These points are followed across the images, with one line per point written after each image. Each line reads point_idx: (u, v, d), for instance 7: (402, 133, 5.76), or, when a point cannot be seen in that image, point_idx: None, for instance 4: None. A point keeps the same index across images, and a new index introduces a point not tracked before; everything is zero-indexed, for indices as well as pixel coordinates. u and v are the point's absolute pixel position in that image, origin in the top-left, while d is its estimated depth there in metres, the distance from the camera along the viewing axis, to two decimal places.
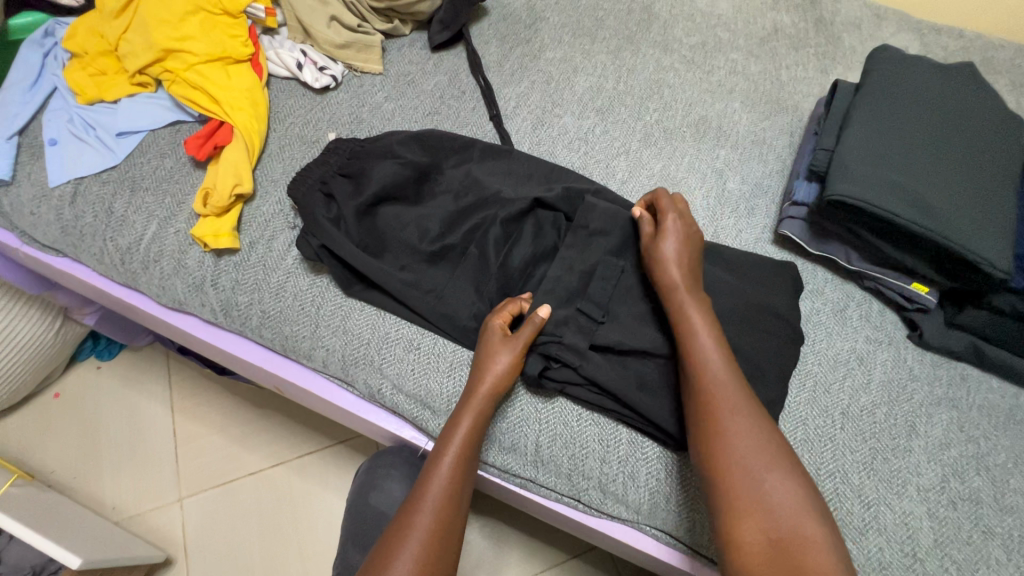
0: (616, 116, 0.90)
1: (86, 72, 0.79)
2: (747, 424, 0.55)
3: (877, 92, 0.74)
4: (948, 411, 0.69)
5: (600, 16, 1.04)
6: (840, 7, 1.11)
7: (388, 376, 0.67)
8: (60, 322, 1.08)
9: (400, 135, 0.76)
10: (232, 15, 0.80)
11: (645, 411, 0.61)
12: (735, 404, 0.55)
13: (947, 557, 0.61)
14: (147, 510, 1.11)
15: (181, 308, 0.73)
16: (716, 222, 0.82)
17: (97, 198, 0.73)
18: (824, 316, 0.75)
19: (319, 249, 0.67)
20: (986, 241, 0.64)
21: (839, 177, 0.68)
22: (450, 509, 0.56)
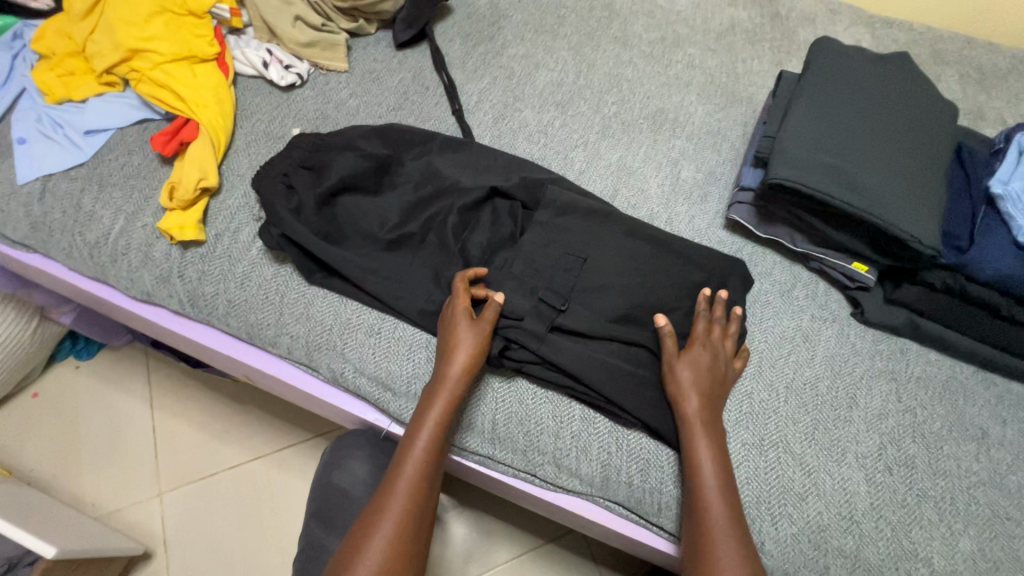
0: (575, 110, 0.93)
1: (55, 72, 0.81)
2: (719, 457, 0.61)
3: (816, 81, 0.78)
4: (888, 383, 0.73)
5: (562, 14, 1.07)
6: (795, 3, 1.15)
7: (350, 360, 0.70)
8: (36, 322, 1.09)
9: (362, 129, 0.79)
10: (198, 16, 0.83)
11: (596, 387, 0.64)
12: (713, 437, 0.61)
13: (883, 519, 0.64)
14: (127, 505, 1.12)
15: (149, 300, 0.75)
16: (670, 209, 0.85)
17: (65, 194, 0.75)
18: (771, 296, 0.78)
19: (281, 238, 0.69)
20: (913, 219, 0.68)
21: (779, 162, 0.72)
22: (421, 495, 0.58)
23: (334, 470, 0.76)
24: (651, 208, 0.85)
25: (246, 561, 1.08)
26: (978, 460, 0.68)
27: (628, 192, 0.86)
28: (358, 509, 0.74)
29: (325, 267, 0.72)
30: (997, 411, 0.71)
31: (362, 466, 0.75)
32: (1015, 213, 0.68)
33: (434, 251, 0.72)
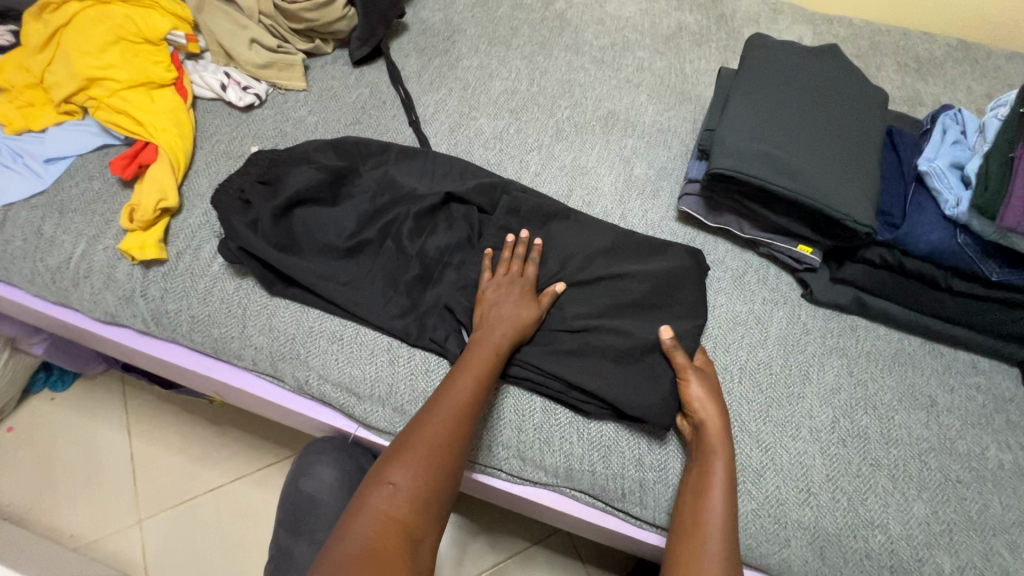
0: (529, 115, 0.97)
1: (13, 104, 0.82)
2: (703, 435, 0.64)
3: (751, 75, 0.82)
4: (839, 358, 0.75)
5: (514, 26, 1.11)
6: (739, 5, 1.20)
7: (313, 368, 0.71)
8: (7, 354, 1.09)
9: (316, 143, 0.81)
10: (153, 43, 0.85)
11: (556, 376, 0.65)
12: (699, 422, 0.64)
13: (839, 489, 0.66)
14: (107, 534, 1.11)
15: (114, 320, 0.76)
16: (624, 205, 0.88)
17: (26, 222, 0.76)
18: (724, 282, 0.81)
19: (238, 251, 0.71)
20: (848, 199, 0.71)
21: (719, 152, 0.75)
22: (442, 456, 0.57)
23: (305, 478, 0.76)
24: (605, 205, 0.87)
25: None
26: (927, 428, 0.70)
27: (582, 191, 0.88)
28: (330, 514, 0.75)
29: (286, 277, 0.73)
30: (944, 378, 0.74)
31: (332, 472, 0.76)
32: (942, 188, 0.71)
33: (393, 257, 0.74)
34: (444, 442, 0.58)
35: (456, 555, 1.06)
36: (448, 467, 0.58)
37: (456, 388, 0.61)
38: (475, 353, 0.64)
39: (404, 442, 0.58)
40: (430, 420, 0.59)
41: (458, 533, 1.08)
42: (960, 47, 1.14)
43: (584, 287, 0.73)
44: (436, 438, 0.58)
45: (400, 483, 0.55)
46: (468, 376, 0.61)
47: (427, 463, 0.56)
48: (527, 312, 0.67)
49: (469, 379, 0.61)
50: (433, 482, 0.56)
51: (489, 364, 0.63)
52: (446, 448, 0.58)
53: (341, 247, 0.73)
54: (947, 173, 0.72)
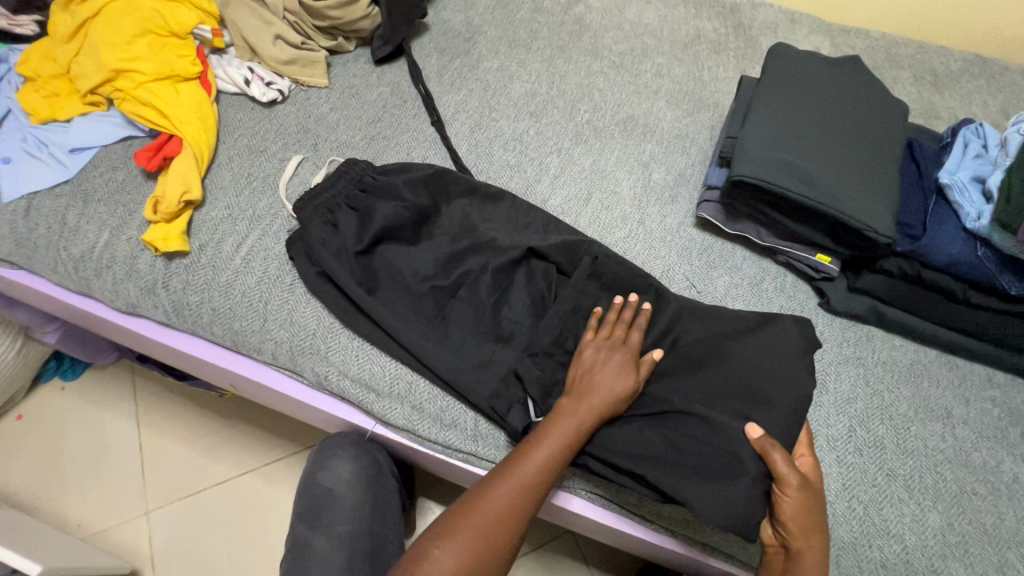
0: (549, 118, 0.97)
1: (39, 93, 0.83)
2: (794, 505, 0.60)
3: (774, 84, 0.82)
4: (855, 368, 0.75)
5: (534, 29, 1.11)
6: (757, 14, 1.21)
7: (334, 363, 0.71)
8: (20, 342, 1.09)
9: (413, 177, 0.80)
10: (180, 36, 0.86)
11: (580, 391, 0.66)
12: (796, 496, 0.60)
13: (854, 498, 0.66)
14: (114, 525, 1.11)
15: (134, 311, 0.76)
16: (643, 210, 0.88)
17: (50, 210, 0.77)
18: (742, 289, 0.81)
19: (318, 275, 0.74)
20: (870, 210, 0.72)
21: (741, 160, 0.75)
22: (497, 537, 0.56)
23: (322, 472, 0.77)
24: (624, 209, 0.88)
25: None
26: (943, 439, 0.71)
27: (601, 195, 0.89)
28: (346, 508, 0.76)
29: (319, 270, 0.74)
30: (960, 391, 0.74)
31: (349, 467, 0.76)
32: (962, 201, 0.72)
33: (415, 255, 0.75)
34: (502, 520, 0.56)
35: None
36: (509, 537, 0.57)
37: (533, 455, 0.59)
38: (558, 417, 0.61)
39: (472, 503, 0.58)
40: (502, 489, 0.58)
41: None
42: (977, 62, 1.15)
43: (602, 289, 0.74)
44: (504, 508, 0.57)
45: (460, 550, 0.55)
46: (546, 443, 0.60)
47: (493, 532, 0.56)
48: (625, 383, 0.63)
49: (544, 449, 0.59)
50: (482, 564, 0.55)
51: (569, 440, 0.60)
52: (512, 520, 0.57)
53: (363, 244, 0.74)
54: (968, 186, 0.72)
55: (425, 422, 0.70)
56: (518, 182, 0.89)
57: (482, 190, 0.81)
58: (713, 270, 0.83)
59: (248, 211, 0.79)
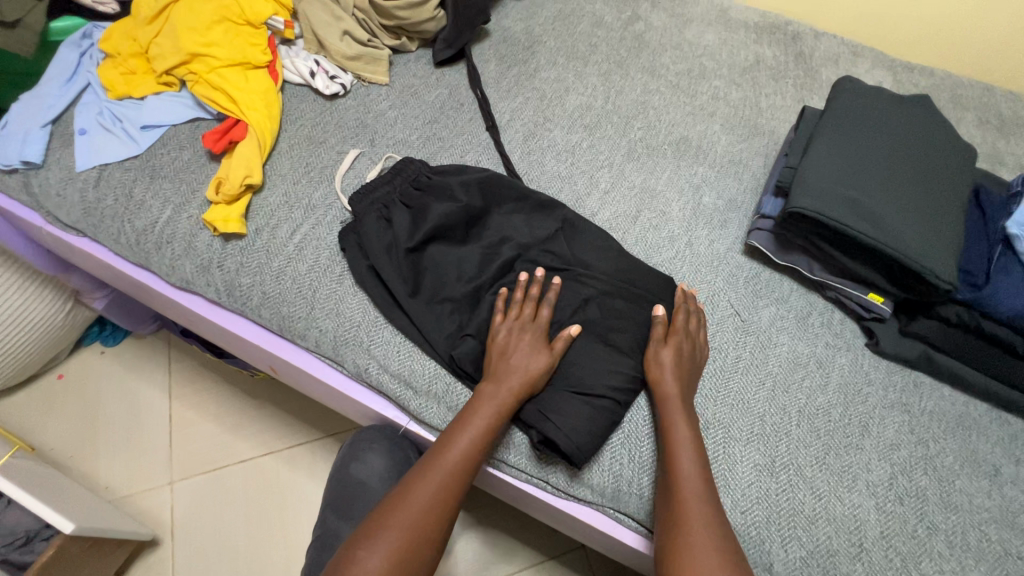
0: (602, 133, 0.97)
1: (118, 70, 0.87)
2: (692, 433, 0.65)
3: (839, 117, 0.81)
4: (900, 414, 0.73)
5: (593, 42, 1.12)
6: (819, 44, 1.19)
7: (375, 357, 0.72)
8: (70, 305, 1.13)
9: (466, 179, 0.81)
10: (254, 26, 0.89)
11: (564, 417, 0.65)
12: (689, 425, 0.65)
13: (892, 548, 0.64)
14: (139, 491, 1.14)
15: (187, 287, 0.79)
16: (691, 232, 0.87)
17: (118, 183, 0.80)
18: (788, 321, 0.80)
19: (368, 268, 0.74)
20: (930, 253, 0.70)
21: (799, 191, 0.74)
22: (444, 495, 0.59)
23: (355, 464, 0.79)
24: (672, 230, 0.87)
25: (249, 558, 1.09)
26: (990, 497, 0.68)
27: (650, 214, 0.88)
28: (375, 499, 0.78)
29: (367, 264, 0.75)
30: (1010, 450, 0.72)
31: (379, 460, 0.78)
32: None
33: (464, 256, 0.76)
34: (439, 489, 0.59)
35: (473, 559, 1.07)
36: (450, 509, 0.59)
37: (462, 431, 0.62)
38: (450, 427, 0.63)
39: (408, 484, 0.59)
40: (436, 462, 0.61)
41: (477, 538, 1.09)
42: None
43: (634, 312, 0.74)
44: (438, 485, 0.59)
45: (400, 540, 0.55)
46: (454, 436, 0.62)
47: (425, 513, 0.57)
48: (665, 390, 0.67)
49: (470, 428, 0.62)
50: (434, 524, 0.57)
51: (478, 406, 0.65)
52: (445, 497, 0.58)
53: (413, 240, 0.75)
54: None
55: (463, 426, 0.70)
56: (567, 194, 0.89)
57: (533, 197, 0.81)
58: (759, 300, 0.81)
59: (304, 200, 0.81)
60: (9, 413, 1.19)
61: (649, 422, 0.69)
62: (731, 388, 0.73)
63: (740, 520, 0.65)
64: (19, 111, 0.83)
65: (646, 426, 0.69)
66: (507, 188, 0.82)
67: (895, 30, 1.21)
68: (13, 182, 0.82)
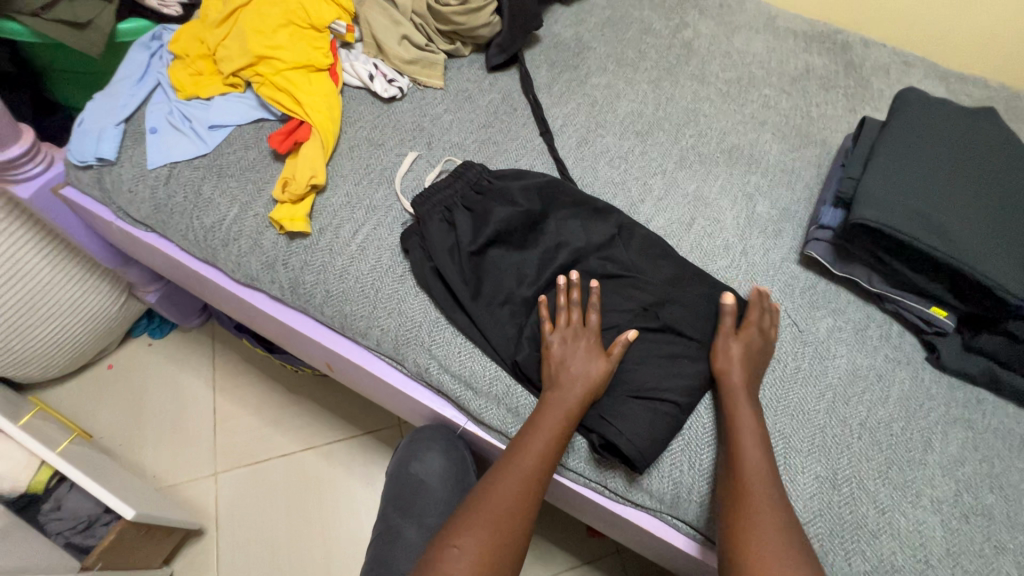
0: (654, 139, 0.97)
1: (186, 72, 0.89)
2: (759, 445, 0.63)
3: (902, 129, 0.81)
4: (964, 430, 0.72)
5: (643, 49, 1.12)
6: (869, 53, 1.18)
7: (436, 356, 0.73)
8: (123, 297, 1.17)
9: (525, 183, 0.82)
10: (318, 29, 0.91)
11: (629, 424, 0.65)
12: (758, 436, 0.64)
13: (959, 566, 0.63)
14: (184, 481, 1.17)
15: (251, 283, 0.81)
16: (746, 241, 0.87)
17: (188, 181, 0.83)
18: (845, 332, 0.79)
19: (431, 270, 0.76)
20: (1001, 269, 0.69)
21: (864, 203, 0.74)
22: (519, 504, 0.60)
23: (415, 463, 0.80)
24: (726, 238, 0.87)
25: (291, 551, 1.10)
26: None
27: (704, 222, 0.88)
28: (429, 497, 0.79)
29: (429, 264, 0.76)
30: None
31: (434, 459, 0.79)
32: None
33: (524, 260, 0.76)
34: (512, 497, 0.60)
35: None
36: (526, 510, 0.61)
37: (533, 436, 0.64)
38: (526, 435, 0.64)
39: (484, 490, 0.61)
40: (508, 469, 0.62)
41: None
42: None
43: (691, 319, 0.74)
44: (510, 490, 0.61)
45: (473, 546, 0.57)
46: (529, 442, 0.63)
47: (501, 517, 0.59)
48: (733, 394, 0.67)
49: (540, 436, 0.64)
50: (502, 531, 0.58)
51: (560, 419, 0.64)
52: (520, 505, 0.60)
53: (475, 243, 0.76)
54: None
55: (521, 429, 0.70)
56: (621, 200, 0.90)
57: (591, 202, 0.82)
58: (816, 310, 0.81)
59: (365, 201, 0.82)
60: (61, 401, 1.23)
61: (711, 430, 0.69)
62: (791, 398, 0.73)
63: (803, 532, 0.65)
64: (93, 110, 0.86)
65: (707, 433, 0.69)
66: (565, 194, 0.82)
67: (949, 40, 1.19)
68: (87, 178, 0.85)
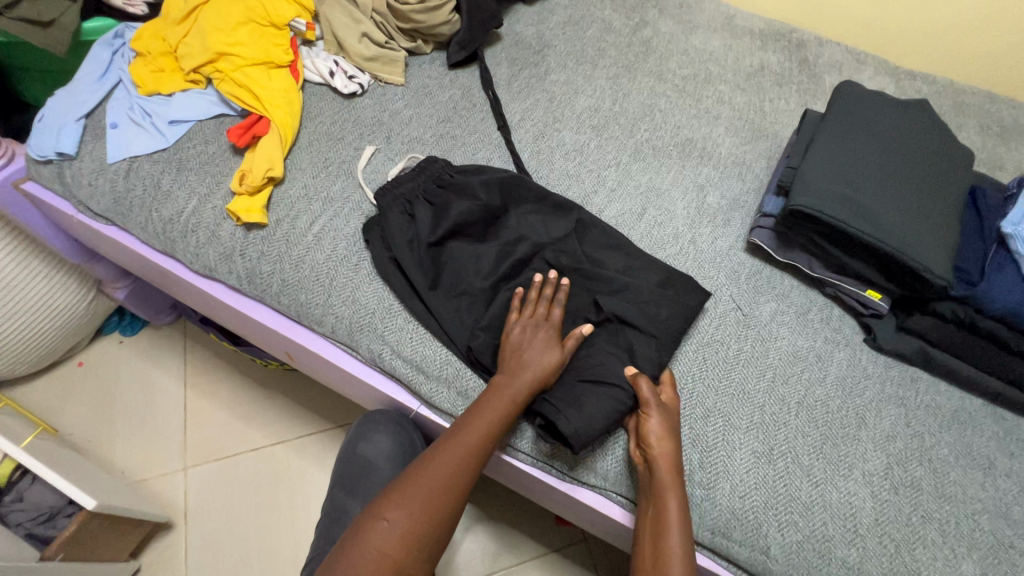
0: (610, 133, 1.00)
1: (148, 68, 0.91)
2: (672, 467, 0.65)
3: (839, 120, 0.84)
4: (897, 407, 0.75)
5: (602, 47, 1.15)
6: (823, 51, 1.22)
7: (388, 342, 0.75)
8: (92, 294, 1.18)
9: (487, 178, 0.84)
10: (278, 27, 0.93)
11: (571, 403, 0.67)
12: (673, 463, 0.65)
13: (887, 535, 0.66)
14: (154, 476, 1.17)
15: (210, 274, 0.82)
16: (695, 230, 0.90)
17: (147, 174, 0.84)
18: (788, 316, 0.82)
19: (390, 261, 0.78)
20: (928, 251, 0.72)
21: (800, 190, 0.77)
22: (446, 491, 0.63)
23: (363, 444, 0.82)
24: (676, 228, 0.90)
25: (260, 544, 1.11)
26: (983, 488, 0.70)
27: (655, 212, 0.91)
28: (385, 481, 0.81)
29: (389, 254, 0.78)
30: (1004, 443, 0.73)
31: (383, 441, 0.81)
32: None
33: (481, 252, 0.79)
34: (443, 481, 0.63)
35: (477, 549, 1.10)
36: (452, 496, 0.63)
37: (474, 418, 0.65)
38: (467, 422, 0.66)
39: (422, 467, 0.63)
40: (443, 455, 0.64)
41: (481, 528, 1.12)
42: None
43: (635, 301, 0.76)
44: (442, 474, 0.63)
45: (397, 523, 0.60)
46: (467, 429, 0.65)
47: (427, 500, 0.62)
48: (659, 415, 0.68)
49: (482, 419, 0.65)
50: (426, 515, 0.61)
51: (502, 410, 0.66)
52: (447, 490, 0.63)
53: (435, 235, 0.79)
54: None
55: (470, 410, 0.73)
56: (575, 191, 0.92)
57: (552, 198, 0.84)
58: (760, 295, 0.84)
59: (323, 193, 0.84)
60: (30, 399, 1.23)
61: None
62: (732, 378, 0.76)
63: (740, 505, 0.67)
64: (54, 106, 0.87)
65: None
66: (522, 188, 0.85)
67: (899, 38, 1.24)
68: (47, 172, 0.86)
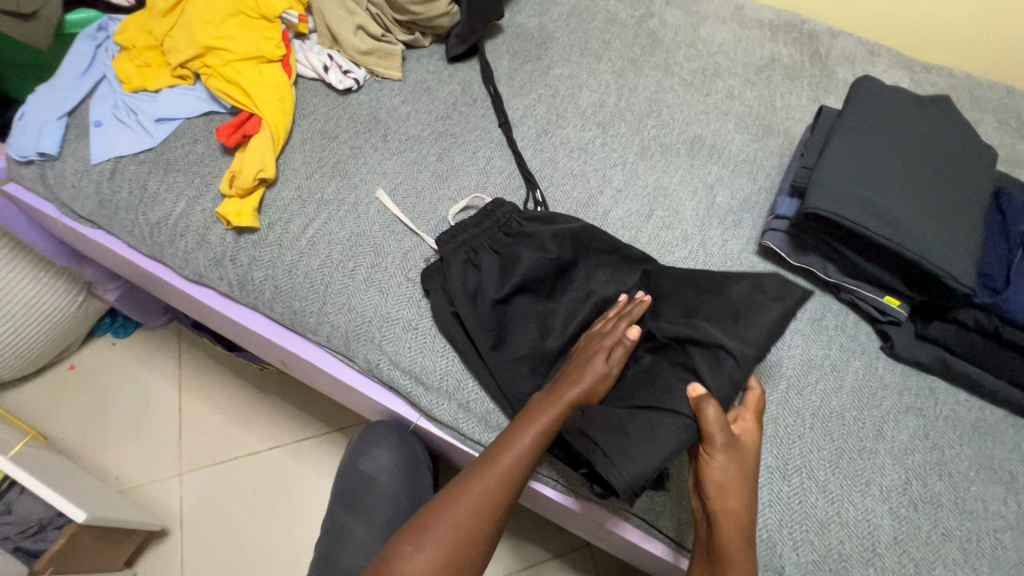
0: (615, 130, 0.96)
1: (133, 63, 0.87)
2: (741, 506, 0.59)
3: (857, 117, 0.80)
4: (916, 419, 0.72)
5: (607, 39, 1.11)
6: (835, 43, 1.18)
7: (386, 352, 0.72)
8: (82, 297, 1.14)
9: (558, 227, 0.77)
10: (269, 20, 0.89)
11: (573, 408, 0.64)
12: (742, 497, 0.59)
13: (905, 554, 0.64)
14: (148, 482, 1.15)
15: (200, 280, 0.79)
16: (704, 232, 0.86)
17: (133, 175, 0.81)
18: (801, 323, 0.79)
19: (450, 316, 0.72)
20: (951, 257, 0.69)
21: (817, 192, 0.73)
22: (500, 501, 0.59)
23: (365, 459, 0.80)
24: (685, 230, 0.86)
25: (258, 551, 1.09)
26: (1005, 504, 0.67)
27: (663, 213, 0.88)
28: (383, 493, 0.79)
29: (452, 312, 0.72)
30: None
31: (387, 455, 0.79)
32: None
33: (551, 311, 0.72)
34: (493, 491, 0.59)
35: None
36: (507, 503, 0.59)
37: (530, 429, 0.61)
38: (520, 430, 0.61)
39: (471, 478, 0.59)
40: (494, 464, 0.60)
41: None
42: None
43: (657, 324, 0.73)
44: (494, 482, 0.59)
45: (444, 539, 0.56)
46: (523, 439, 0.60)
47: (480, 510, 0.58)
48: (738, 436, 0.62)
49: (535, 426, 0.61)
50: (480, 528, 0.57)
51: (554, 420, 0.62)
52: (499, 501, 0.59)
53: (505, 291, 0.72)
54: None
55: (471, 423, 0.70)
56: (580, 191, 0.89)
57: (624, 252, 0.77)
58: None
59: (317, 194, 0.81)
60: (21, 403, 1.20)
61: None
62: None
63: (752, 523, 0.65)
64: (35, 103, 0.83)
65: None
66: (599, 241, 0.77)
67: (914, 30, 1.19)
68: (29, 173, 0.83)
